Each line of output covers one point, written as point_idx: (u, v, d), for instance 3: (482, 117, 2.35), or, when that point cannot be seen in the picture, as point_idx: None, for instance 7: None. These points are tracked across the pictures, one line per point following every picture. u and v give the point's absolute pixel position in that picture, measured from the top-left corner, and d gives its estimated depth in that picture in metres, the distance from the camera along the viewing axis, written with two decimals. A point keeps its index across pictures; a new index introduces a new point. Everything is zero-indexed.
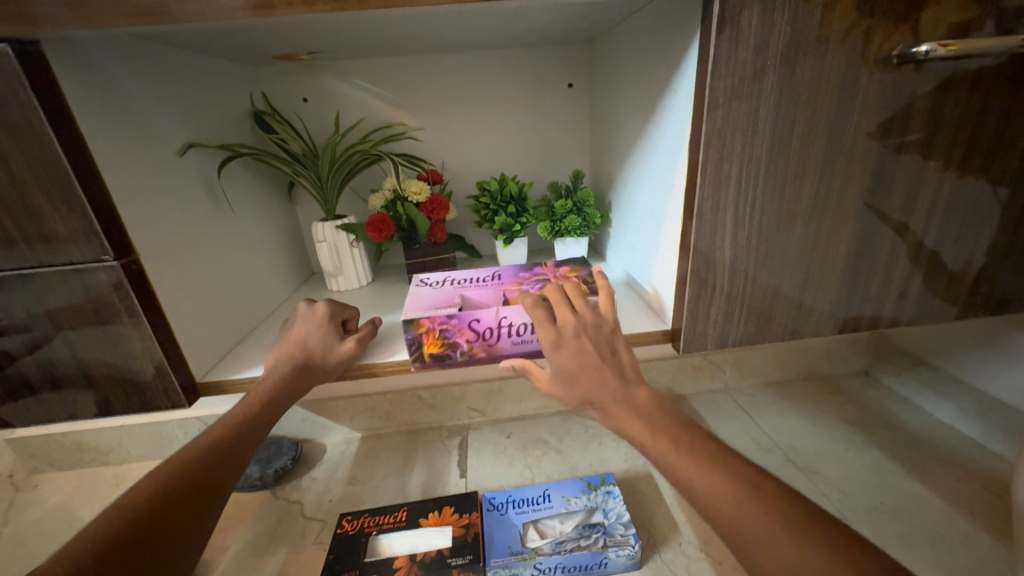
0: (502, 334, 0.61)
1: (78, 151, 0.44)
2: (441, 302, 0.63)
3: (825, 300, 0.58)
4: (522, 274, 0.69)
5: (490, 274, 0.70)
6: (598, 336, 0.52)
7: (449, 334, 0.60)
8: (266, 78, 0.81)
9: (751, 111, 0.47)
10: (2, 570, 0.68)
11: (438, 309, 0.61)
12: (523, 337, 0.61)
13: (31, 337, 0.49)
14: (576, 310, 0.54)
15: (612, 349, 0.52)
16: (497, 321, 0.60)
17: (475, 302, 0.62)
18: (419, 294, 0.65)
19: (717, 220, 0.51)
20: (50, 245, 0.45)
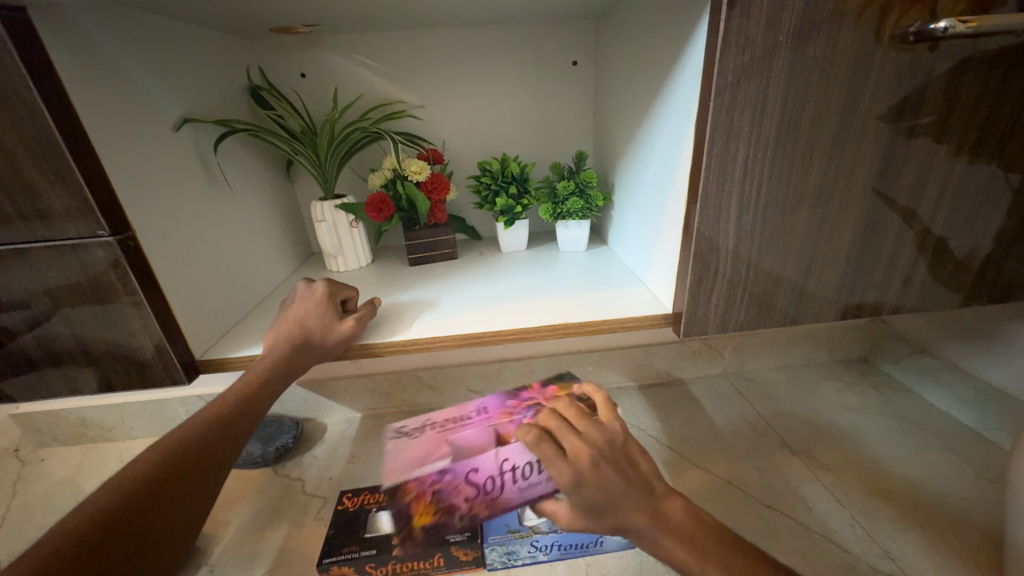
0: (506, 482, 0.58)
1: (69, 124, 0.43)
2: (429, 454, 0.59)
3: (827, 287, 0.57)
4: (509, 403, 0.65)
5: (476, 410, 0.65)
6: (607, 455, 0.47)
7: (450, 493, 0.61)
8: (263, 52, 0.79)
9: (760, 91, 0.45)
10: (12, 540, 0.70)
11: (427, 465, 0.58)
12: (531, 480, 0.57)
13: (30, 315, 0.49)
14: (584, 436, 0.48)
15: (622, 460, 0.47)
16: (497, 468, 0.58)
17: (468, 447, 0.60)
18: (402, 447, 0.60)
19: (722, 204, 0.50)
20: (45, 221, 0.45)
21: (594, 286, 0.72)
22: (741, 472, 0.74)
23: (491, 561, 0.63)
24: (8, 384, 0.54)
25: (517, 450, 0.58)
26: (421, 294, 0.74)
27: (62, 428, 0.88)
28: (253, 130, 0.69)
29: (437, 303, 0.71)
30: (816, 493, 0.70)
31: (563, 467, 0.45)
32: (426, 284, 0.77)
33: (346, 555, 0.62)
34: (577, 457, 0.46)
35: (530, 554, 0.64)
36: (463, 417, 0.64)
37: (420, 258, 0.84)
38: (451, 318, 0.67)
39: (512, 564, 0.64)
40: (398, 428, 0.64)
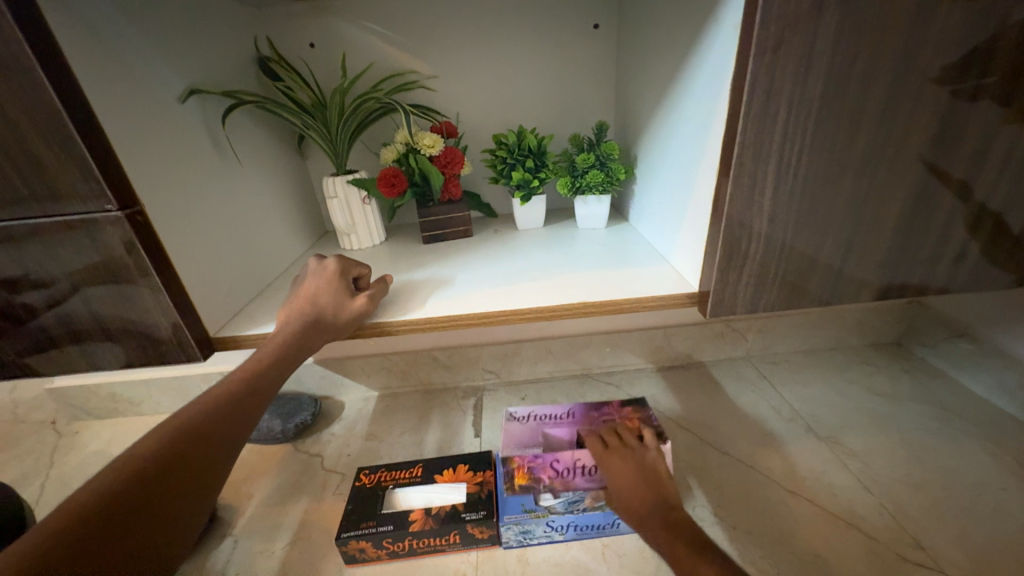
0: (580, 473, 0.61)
1: (71, 93, 0.41)
2: (527, 442, 0.67)
3: (870, 265, 0.53)
4: (592, 412, 0.71)
5: (565, 412, 0.73)
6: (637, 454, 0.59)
7: (535, 471, 0.61)
8: (270, 21, 0.76)
9: (807, 44, 0.40)
10: (49, 508, 0.73)
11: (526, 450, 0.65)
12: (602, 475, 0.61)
13: (48, 292, 0.49)
14: (628, 443, 0.61)
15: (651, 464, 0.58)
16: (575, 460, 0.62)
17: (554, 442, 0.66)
18: (513, 430, 0.69)
19: (758, 173, 0.46)
20: (53, 195, 0.44)
21: (613, 264, 0.69)
22: (764, 456, 0.72)
23: (507, 539, 0.63)
24: (32, 359, 0.54)
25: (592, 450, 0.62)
26: (435, 273, 0.72)
27: (93, 402, 0.91)
28: (262, 102, 0.67)
29: (451, 281, 0.69)
30: (844, 480, 0.67)
31: (600, 451, 0.60)
32: (440, 263, 0.75)
33: (364, 530, 0.62)
34: (615, 450, 0.59)
35: (546, 533, 0.64)
36: (555, 417, 0.72)
37: (434, 236, 0.82)
38: (465, 296, 0.65)
39: (527, 542, 0.64)
40: (511, 412, 0.73)
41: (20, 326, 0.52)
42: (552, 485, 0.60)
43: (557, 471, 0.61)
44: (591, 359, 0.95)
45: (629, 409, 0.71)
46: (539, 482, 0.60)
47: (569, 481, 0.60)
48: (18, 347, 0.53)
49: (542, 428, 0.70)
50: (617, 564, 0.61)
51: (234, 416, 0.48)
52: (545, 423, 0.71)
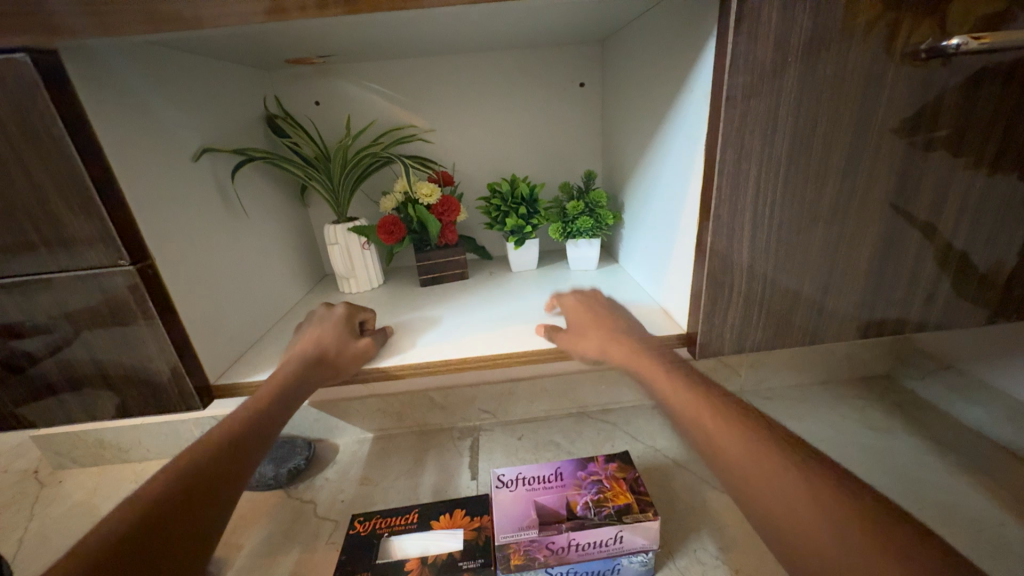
0: (573, 549, 0.64)
1: (96, 158, 0.45)
2: (518, 510, 0.68)
3: (847, 303, 0.56)
4: (580, 474, 0.75)
5: (553, 472, 0.76)
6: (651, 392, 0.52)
7: (530, 552, 0.63)
8: (279, 83, 0.82)
9: (770, 110, 0.45)
10: (26, 565, 0.70)
11: (520, 529, 0.65)
12: (594, 550, 0.64)
13: (51, 340, 0.50)
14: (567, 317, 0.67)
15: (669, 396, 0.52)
16: (568, 540, 0.63)
17: (546, 511, 0.68)
18: (503, 497, 0.71)
19: (735, 223, 0.50)
20: (70, 250, 0.46)
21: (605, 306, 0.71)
22: None
23: None
24: (29, 407, 0.55)
25: (583, 530, 0.63)
26: (432, 316, 0.74)
27: (79, 449, 0.89)
28: (270, 158, 0.71)
29: (447, 324, 0.71)
30: None
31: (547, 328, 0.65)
32: (437, 307, 0.77)
33: None
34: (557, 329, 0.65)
35: None
36: (544, 478, 0.75)
37: (431, 279, 0.84)
38: (462, 340, 0.67)
39: None
40: (498, 477, 0.75)
41: (19, 373, 0.52)
42: (547, 563, 0.63)
43: (552, 551, 0.63)
44: (587, 397, 0.97)
45: (615, 466, 0.76)
46: (534, 560, 0.63)
47: (563, 557, 0.63)
48: (15, 394, 0.54)
49: (532, 494, 0.72)
50: None
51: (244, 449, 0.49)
52: (535, 487, 0.73)
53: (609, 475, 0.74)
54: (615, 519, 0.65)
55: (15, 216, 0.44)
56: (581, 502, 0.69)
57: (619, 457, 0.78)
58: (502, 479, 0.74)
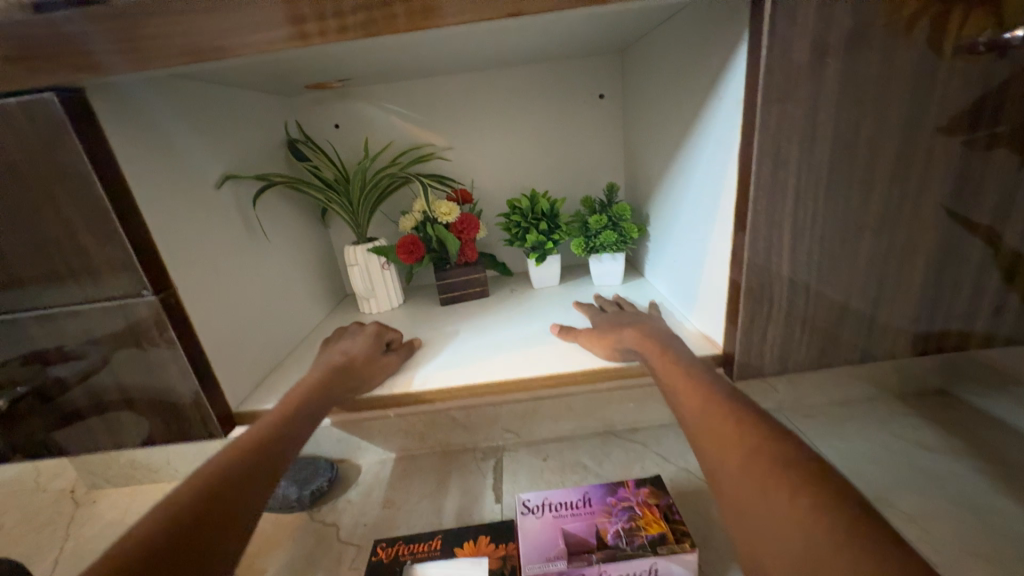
0: None
1: (120, 191, 0.45)
2: (546, 540, 0.66)
3: (901, 318, 0.51)
4: (609, 500, 0.73)
5: (581, 497, 0.73)
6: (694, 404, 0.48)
7: None
8: (300, 108, 0.83)
9: (810, 115, 0.42)
10: None
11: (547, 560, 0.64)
12: None
13: (80, 368, 0.51)
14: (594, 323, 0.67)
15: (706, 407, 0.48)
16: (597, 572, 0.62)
17: (574, 541, 0.67)
18: (530, 524, 0.69)
19: (774, 236, 0.46)
20: (96, 282, 0.46)
21: None
22: None
23: None
24: (59, 435, 0.55)
25: (614, 563, 0.61)
26: (454, 337, 0.72)
27: (112, 469, 0.90)
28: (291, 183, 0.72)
29: (469, 346, 0.69)
30: None
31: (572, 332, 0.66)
32: (458, 327, 0.75)
33: None
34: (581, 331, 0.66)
35: None
36: (572, 503, 0.73)
37: (452, 298, 0.83)
38: (483, 362, 0.64)
39: None
40: (524, 503, 0.73)
41: (50, 401, 0.53)
42: None
43: None
44: (614, 416, 0.93)
45: (646, 492, 0.74)
46: None
47: None
48: (45, 422, 0.54)
49: (560, 521, 0.70)
50: None
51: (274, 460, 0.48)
52: (562, 513, 0.71)
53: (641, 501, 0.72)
54: (649, 552, 0.63)
55: (44, 249, 0.45)
56: (611, 531, 0.67)
57: (650, 483, 0.76)
58: (527, 505, 0.73)
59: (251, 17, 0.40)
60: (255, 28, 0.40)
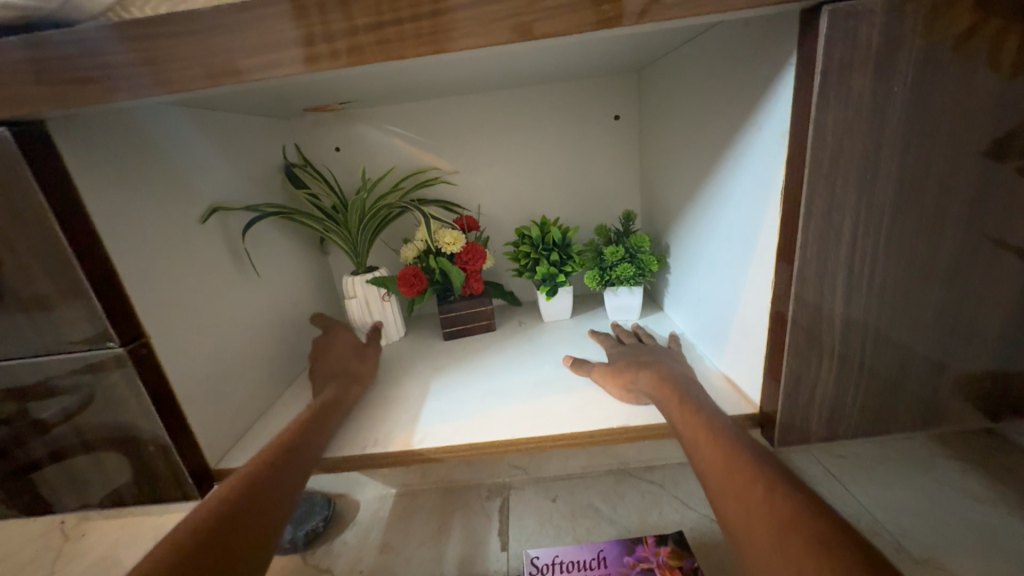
0: None
1: (86, 234, 0.41)
2: None
3: (973, 378, 0.44)
4: (626, 559, 0.67)
5: (594, 556, 0.68)
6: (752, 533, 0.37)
7: None
8: (300, 130, 0.79)
9: (870, 151, 0.36)
10: None
11: None
12: None
13: (38, 421, 0.46)
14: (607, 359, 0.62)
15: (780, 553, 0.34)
16: None
17: None
18: None
19: (825, 287, 0.40)
20: (57, 333, 0.42)
21: None
22: None
23: None
24: (20, 492, 0.50)
25: None
26: (457, 380, 0.67)
27: None
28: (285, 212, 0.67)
29: (473, 391, 0.63)
30: None
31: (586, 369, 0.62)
32: (462, 368, 0.69)
33: None
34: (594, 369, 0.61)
35: None
36: (585, 563, 0.68)
37: (455, 332, 0.78)
38: (487, 415, 0.58)
39: None
40: (532, 561, 0.68)
41: (9, 455, 0.48)
42: None
43: None
44: (629, 453, 0.86)
45: (666, 551, 0.68)
46: None
47: None
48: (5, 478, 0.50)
49: None
50: None
51: (274, 491, 0.44)
52: (575, 575, 0.66)
53: (661, 563, 0.66)
54: None
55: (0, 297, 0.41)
56: None
57: (671, 540, 0.70)
58: (536, 564, 0.68)
59: (229, 44, 0.36)
60: (234, 54, 0.36)
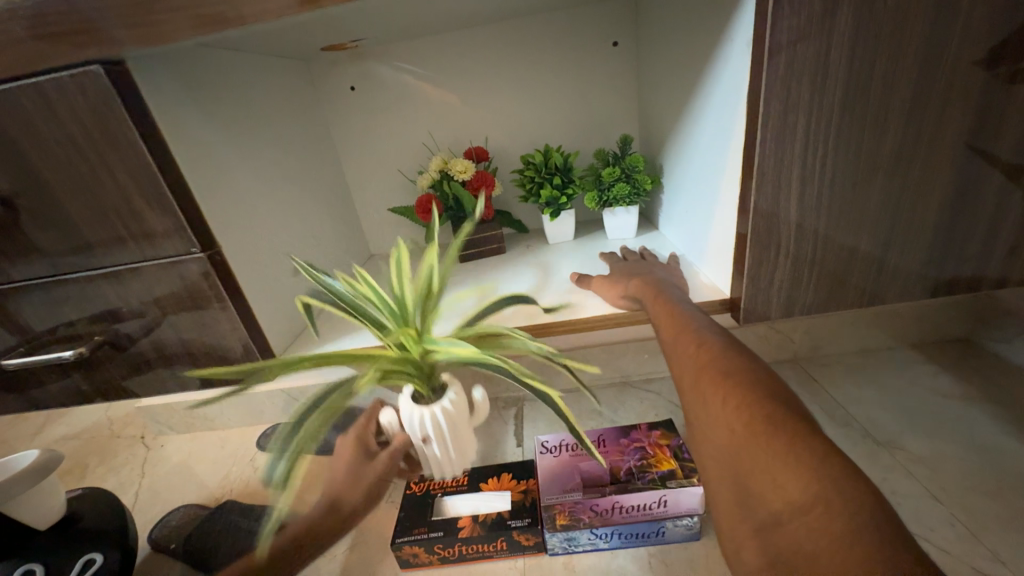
0: (617, 513, 0.69)
1: (165, 158, 0.50)
2: (565, 480, 0.73)
3: (908, 263, 0.52)
4: (622, 441, 0.80)
5: (595, 439, 0.81)
6: (696, 384, 0.44)
7: (575, 513, 0.69)
8: (317, 70, 0.85)
9: (819, 54, 0.42)
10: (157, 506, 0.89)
11: (566, 493, 0.71)
12: (634, 513, 0.69)
13: (146, 322, 0.58)
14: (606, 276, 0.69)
15: (726, 421, 0.39)
16: (612, 504, 0.69)
17: (590, 477, 0.74)
18: (548, 463, 0.77)
19: (781, 179, 0.48)
20: (153, 243, 0.53)
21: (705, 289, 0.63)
22: None
23: (552, 547, 0.72)
24: (131, 381, 0.63)
25: (626, 494, 0.68)
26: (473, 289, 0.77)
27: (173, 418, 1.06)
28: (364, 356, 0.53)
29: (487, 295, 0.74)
30: (904, 486, 0.63)
31: (588, 284, 0.69)
32: (478, 281, 0.80)
33: (417, 536, 0.70)
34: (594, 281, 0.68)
35: (591, 541, 0.71)
36: (588, 445, 0.80)
37: (471, 255, 0.87)
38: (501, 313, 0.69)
39: (572, 549, 0.72)
40: (542, 444, 0.81)
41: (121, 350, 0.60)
42: (592, 522, 0.69)
43: (596, 512, 0.69)
44: (630, 366, 0.97)
45: (657, 434, 0.80)
46: (580, 520, 0.69)
47: (607, 518, 0.69)
48: (119, 370, 0.62)
49: (576, 459, 0.77)
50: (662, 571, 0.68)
51: None
52: (579, 453, 0.79)
53: (652, 442, 0.78)
54: (658, 484, 0.70)
55: (107, 213, 0.51)
56: (624, 469, 0.74)
57: (661, 426, 0.82)
58: (545, 445, 0.80)
59: None
60: None
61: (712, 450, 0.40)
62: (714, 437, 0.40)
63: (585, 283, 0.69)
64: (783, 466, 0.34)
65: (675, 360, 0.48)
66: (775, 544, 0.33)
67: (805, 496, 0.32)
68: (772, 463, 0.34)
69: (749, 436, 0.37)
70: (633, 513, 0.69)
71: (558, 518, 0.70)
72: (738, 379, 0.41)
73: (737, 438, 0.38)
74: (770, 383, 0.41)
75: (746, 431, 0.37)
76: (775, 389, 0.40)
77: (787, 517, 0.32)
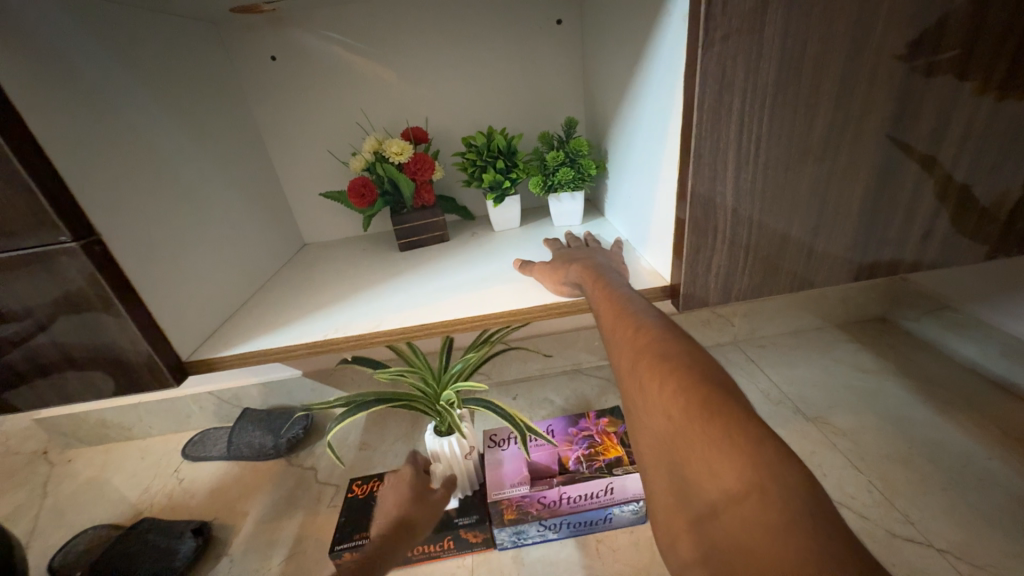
0: (564, 503, 0.69)
1: (15, 129, 0.41)
2: (513, 475, 0.71)
3: (837, 248, 0.53)
4: (571, 430, 0.79)
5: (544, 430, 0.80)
6: (635, 369, 0.42)
7: (523, 507, 0.68)
8: (230, 35, 0.76)
9: (752, 35, 0.41)
10: (67, 527, 0.84)
11: (513, 488, 0.69)
12: (581, 502, 0.69)
13: (13, 329, 0.49)
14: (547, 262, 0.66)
15: (665, 409, 0.37)
16: (559, 495, 0.68)
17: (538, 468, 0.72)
18: (496, 459, 0.75)
19: (717, 162, 0.47)
20: (7, 233, 0.44)
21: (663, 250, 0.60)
22: None
23: (501, 541, 0.70)
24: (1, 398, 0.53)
25: (572, 484, 0.68)
26: (413, 278, 0.72)
27: (84, 429, 1.00)
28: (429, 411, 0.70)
29: (426, 286, 0.69)
30: None
31: (531, 269, 0.66)
32: (418, 270, 0.75)
33: (357, 542, 0.67)
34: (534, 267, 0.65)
35: (540, 533, 0.71)
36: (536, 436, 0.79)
37: (410, 243, 0.81)
38: (439, 304, 0.64)
39: (522, 542, 0.71)
40: (492, 437, 0.80)
41: None
42: (539, 515, 0.68)
43: (544, 504, 0.68)
44: (581, 354, 0.97)
45: (605, 422, 0.80)
46: (528, 513, 0.68)
47: (555, 509, 0.68)
48: None
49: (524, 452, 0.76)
50: (610, 558, 0.68)
51: None
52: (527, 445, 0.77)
53: (600, 430, 0.78)
54: (605, 472, 0.69)
55: None
56: (573, 458, 0.73)
57: (609, 414, 0.82)
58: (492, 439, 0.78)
59: None
60: None
61: (652, 438, 0.39)
62: (653, 427, 0.39)
63: (527, 268, 0.66)
64: (719, 453, 0.32)
65: (614, 345, 0.46)
66: (710, 535, 0.32)
67: (740, 485, 0.30)
68: (709, 451, 0.33)
69: (686, 424, 0.35)
70: (580, 502, 0.69)
71: (506, 512, 0.68)
72: (674, 362, 0.39)
73: (675, 425, 0.36)
74: (707, 364, 0.39)
75: (682, 417, 0.35)
76: (711, 371, 0.38)
77: (723, 508, 0.31)
